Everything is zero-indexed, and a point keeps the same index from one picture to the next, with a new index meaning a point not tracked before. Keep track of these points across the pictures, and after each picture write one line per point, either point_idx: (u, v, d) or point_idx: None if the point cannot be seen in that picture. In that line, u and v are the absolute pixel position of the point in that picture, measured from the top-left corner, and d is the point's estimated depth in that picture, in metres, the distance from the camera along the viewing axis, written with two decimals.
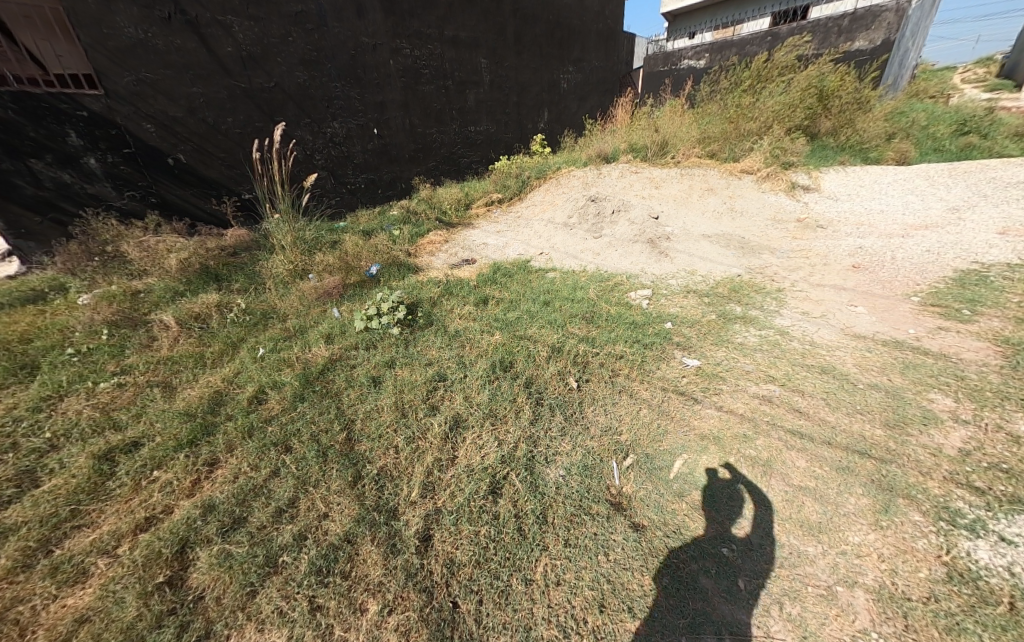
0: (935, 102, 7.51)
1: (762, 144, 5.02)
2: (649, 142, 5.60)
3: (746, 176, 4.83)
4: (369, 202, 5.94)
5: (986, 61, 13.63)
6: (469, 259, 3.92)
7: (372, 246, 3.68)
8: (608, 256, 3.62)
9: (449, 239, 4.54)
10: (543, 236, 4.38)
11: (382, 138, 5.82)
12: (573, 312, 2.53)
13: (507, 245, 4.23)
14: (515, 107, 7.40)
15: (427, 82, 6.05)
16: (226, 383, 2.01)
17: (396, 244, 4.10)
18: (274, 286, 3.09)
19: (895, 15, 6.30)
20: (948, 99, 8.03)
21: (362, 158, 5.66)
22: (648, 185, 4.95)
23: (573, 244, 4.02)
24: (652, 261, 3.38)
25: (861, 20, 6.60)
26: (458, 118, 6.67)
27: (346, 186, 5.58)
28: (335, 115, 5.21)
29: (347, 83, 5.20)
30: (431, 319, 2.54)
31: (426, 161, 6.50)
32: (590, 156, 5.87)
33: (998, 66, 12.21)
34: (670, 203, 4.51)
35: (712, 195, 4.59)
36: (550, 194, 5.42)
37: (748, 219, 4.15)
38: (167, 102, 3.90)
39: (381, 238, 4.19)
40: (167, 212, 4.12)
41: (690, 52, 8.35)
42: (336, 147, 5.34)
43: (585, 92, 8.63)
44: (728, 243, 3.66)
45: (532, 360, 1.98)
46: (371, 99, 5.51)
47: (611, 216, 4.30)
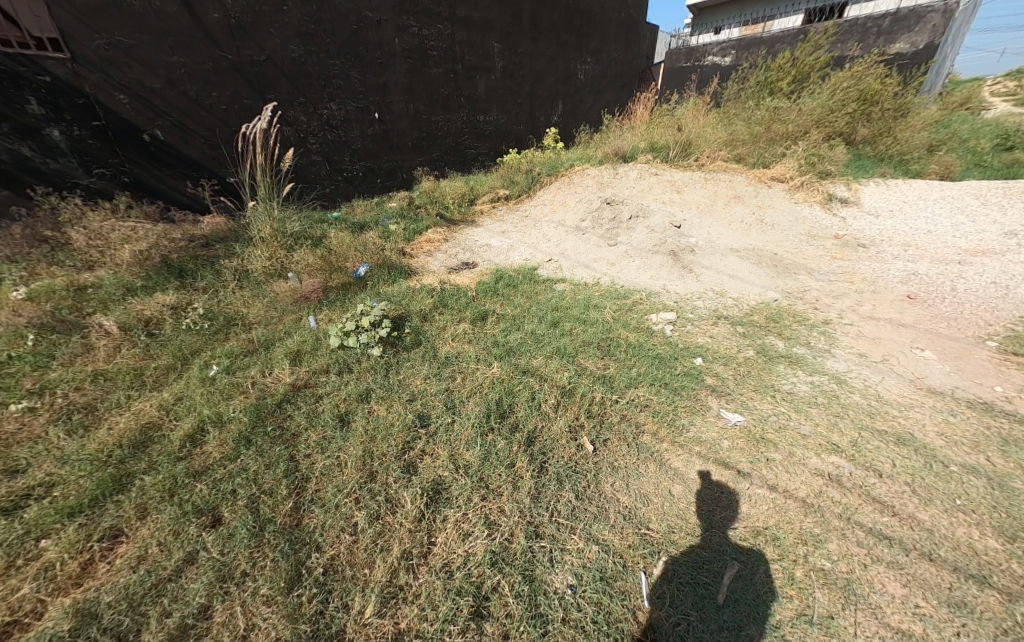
0: (975, 114, 7.04)
1: (795, 150, 4.60)
2: (671, 142, 5.17)
3: (776, 185, 4.43)
4: (366, 192, 5.54)
5: (1017, 74, 13.07)
6: (469, 262, 3.55)
7: (361, 245, 3.30)
8: (623, 268, 3.25)
9: (448, 238, 4.15)
10: (552, 240, 4.00)
11: (383, 124, 5.41)
12: (586, 340, 2.15)
13: (513, 249, 3.86)
14: (528, 97, 6.96)
15: (435, 64, 5.62)
16: (162, 414, 1.65)
17: (389, 241, 3.71)
18: (245, 287, 2.72)
19: (942, 16, 5.83)
20: (987, 111, 7.53)
21: (361, 144, 5.26)
22: (668, 189, 4.56)
23: (585, 251, 3.65)
24: (674, 278, 2.99)
25: (905, 20, 6.13)
26: (466, 106, 6.24)
27: (342, 174, 5.18)
28: (333, 96, 4.80)
29: (348, 61, 4.79)
30: (419, 338, 2.17)
31: (430, 151, 6.08)
32: (606, 154, 5.45)
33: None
34: (692, 211, 4.12)
35: (738, 205, 4.21)
36: (561, 193, 5.02)
37: (780, 233, 3.77)
38: (144, 71, 3.52)
39: (373, 234, 3.81)
40: (141, 193, 3.74)
41: (715, 48, 7.88)
42: (333, 132, 4.94)
43: (603, 85, 8.14)
44: (759, 260, 3.27)
45: (537, 406, 1.61)
46: (373, 80, 5.10)
47: (628, 222, 3.92)
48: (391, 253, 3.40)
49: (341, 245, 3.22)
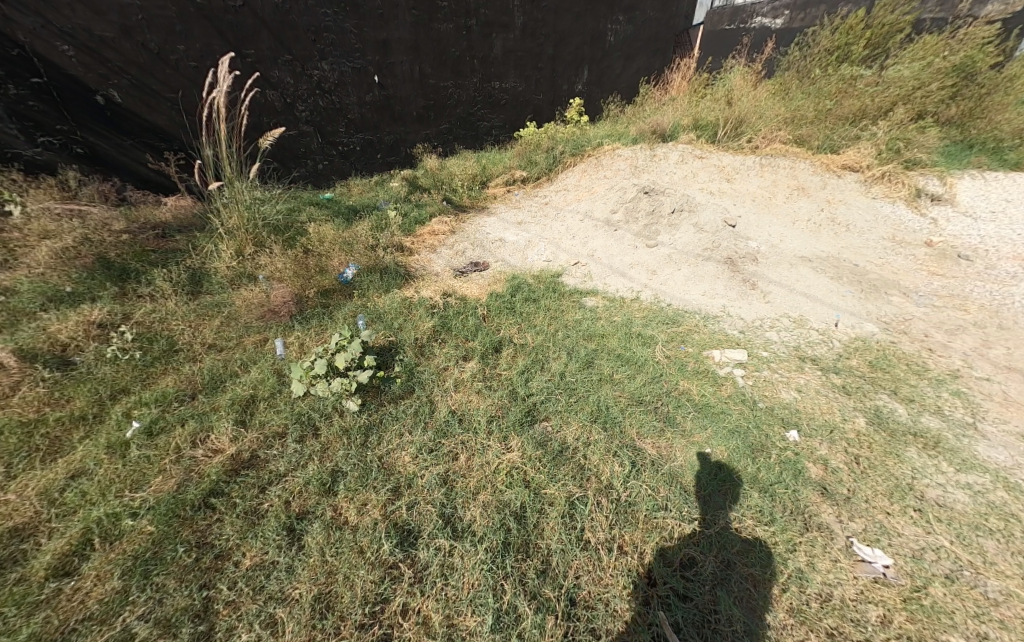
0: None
1: (874, 132, 3.93)
2: (720, 118, 4.45)
3: (848, 174, 3.81)
4: (364, 169, 4.91)
5: None
6: (479, 263, 2.99)
7: (350, 242, 2.74)
8: (669, 278, 2.67)
9: (456, 229, 3.56)
10: (579, 236, 3.40)
11: (384, 90, 4.71)
12: (633, 398, 1.60)
13: (532, 246, 3.27)
14: (550, 61, 6.11)
15: (444, 18, 4.83)
16: (39, 510, 1.14)
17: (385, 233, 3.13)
18: (202, 295, 2.19)
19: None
20: None
21: (357, 113, 4.59)
22: (716, 177, 3.91)
23: (620, 252, 3.06)
24: (735, 296, 2.41)
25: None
26: (480, 69, 5.46)
27: (336, 148, 4.55)
28: (324, 54, 4.10)
29: (343, 11, 4.06)
30: (411, 382, 1.64)
31: (438, 122, 5.37)
32: (642, 130, 4.74)
33: None
34: (748, 205, 3.48)
35: (804, 198, 3.60)
36: (588, 176, 4.35)
37: (858, 236, 3.17)
38: (90, 15, 2.88)
39: (366, 225, 3.22)
40: (98, 167, 3.16)
41: (765, 7, 6.87)
42: (325, 97, 4.27)
43: (635, 49, 7.18)
44: (838, 273, 2.68)
45: (578, 537, 1.10)
46: (372, 36, 4.37)
47: (671, 216, 3.29)
48: (387, 251, 2.84)
49: (324, 244, 2.66)
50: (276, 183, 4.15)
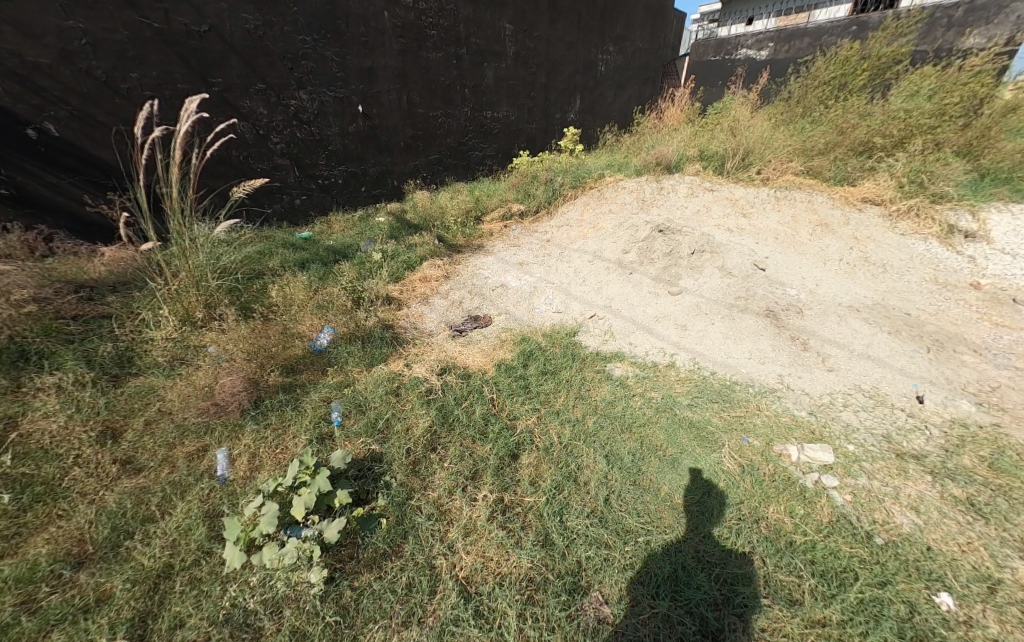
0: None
1: (891, 164, 3.78)
2: (727, 149, 4.25)
3: (869, 208, 3.64)
4: (346, 203, 4.50)
5: None
6: (479, 317, 2.57)
7: (326, 303, 2.31)
8: (703, 334, 2.30)
9: (451, 273, 3.14)
10: (589, 281, 3.02)
11: (369, 119, 4.37)
12: (709, 550, 1.17)
13: (539, 293, 2.88)
14: (543, 90, 5.92)
15: (433, 46, 4.60)
16: None
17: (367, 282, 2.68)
18: (128, 383, 1.69)
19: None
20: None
21: (340, 145, 4.22)
22: (730, 212, 3.64)
23: (640, 301, 2.69)
24: (787, 361, 2.04)
25: (983, 9, 5.37)
26: (471, 98, 5.20)
27: (315, 182, 4.14)
28: (303, 83, 3.76)
29: (323, 38, 3.76)
30: (401, 527, 1.17)
31: (427, 152, 5.04)
32: (646, 162, 4.48)
33: None
34: (771, 244, 3.19)
35: (829, 235, 3.35)
36: (592, 210, 4.03)
37: (897, 278, 2.90)
38: (21, 38, 2.46)
39: (346, 274, 2.78)
40: (25, 211, 2.66)
41: (749, 39, 6.97)
42: (303, 128, 3.89)
43: (625, 78, 7.10)
44: (893, 326, 2.35)
45: None
46: (355, 63, 4.07)
47: (692, 257, 2.94)
48: (369, 311, 2.40)
49: (292, 308, 2.23)
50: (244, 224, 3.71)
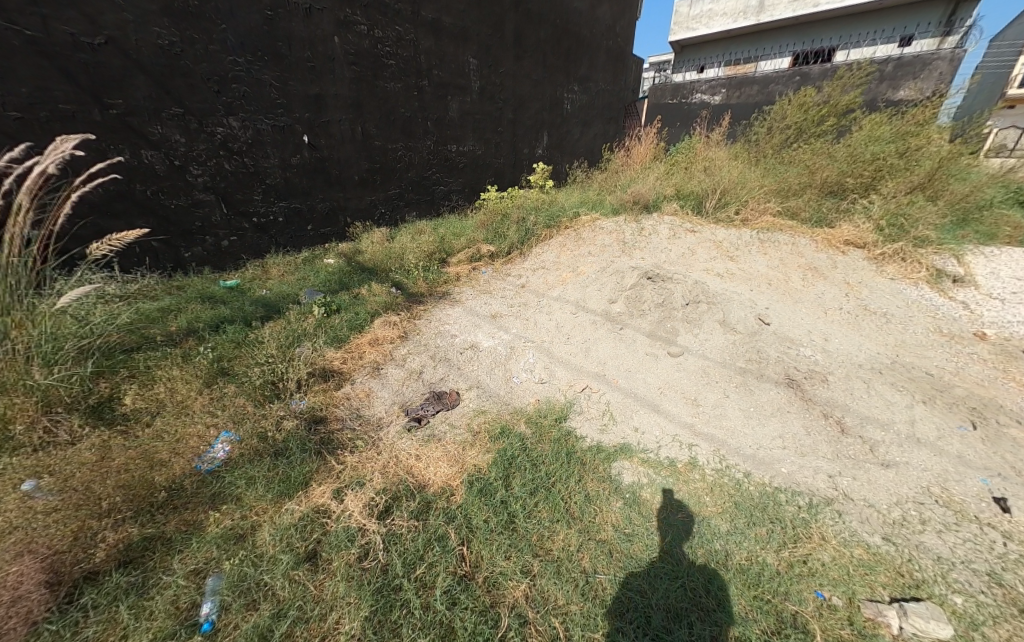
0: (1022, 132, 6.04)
1: (868, 207, 3.72)
2: (704, 189, 4.10)
3: (853, 251, 3.51)
4: (288, 243, 3.90)
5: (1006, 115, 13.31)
6: (443, 395, 2.04)
7: (228, 397, 1.72)
8: (721, 414, 1.88)
9: (409, 331, 2.60)
10: (574, 338, 2.58)
11: (316, 151, 3.87)
12: None
13: (517, 357, 2.40)
14: (510, 125, 5.70)
15: (391, 76, 4.24)
16: None
17: (292, 355, 2.09)
18: None
19: (948, 64, 5.86)
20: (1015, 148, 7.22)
21: (280, 178, 3.66)
22: (716, 255, 3.38)
23: (637, 366, 2.26)
24: (829, 452, 1.65)
25: (909, 66, 6.10)
26: (435, 131, 4.85)
27: (248, 220, 3.54)
28: (233, 108, 3.23)
29: (259, 60, 3.29)
30: None
31: (385, 187, 4.57)
32: (623, 201, 4.23)
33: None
34: (767, 292, 2.92)
35: (821, 281, 3.15)
36: (569, 252, 3.66)
37: (903, 330, 2.67)
38: None
39: (268, 344, 2.17)
40: None
41: (704, 85, 7.32)
42: (233, 159, 3.32)
43: (590, 117, 7.09)
44: (924, 392, 2.05)
45: None
46: (299, 90, 3.60)
47: (688, 309, 2.57)
48: (292, 401, 1.81)
49: (169, 412, 1.61)
50: (142, 275, 2.99)
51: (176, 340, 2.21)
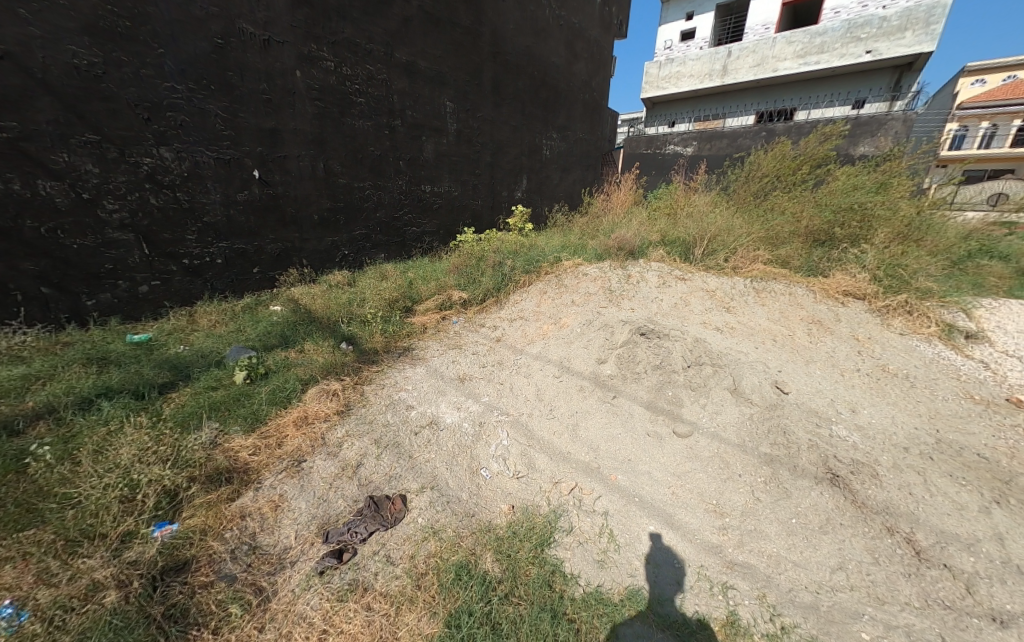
0: (980, 185, 6.28)
1: (861, 256, 3.53)
2: (691, 236, 3.89)
3: (853, 302, 3.25)
4: (228, 288, 3.37)
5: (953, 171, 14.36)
6: (386, 503, 1.53)
7: (42, 537, 1.22)
8: (758, 530, 1.43)
9: (352, 403, 2.08)
10: (558, 409, 2.11)
11: (268, 187, 3.44)
12: None
13: (488, 438, 1.89)
14: (488, 167, 5.52)
15: (361, 114, 3.96)
16: None
17: (172, 453, 1.54)
18: None
19: (903, 124, 6.13)
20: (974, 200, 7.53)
21: (221, 216, 3.19)
22: (712, 306, 3.07)
23: (638, 450, 1.80)
24: (916, 597, 1.22)
25: (867, 125, 6.39)
26: (407, 171, 4.55)
27: (178, 262, 3.02)
28: (166, 138, 2.80)
29: (203, 88, 2.91)
30: None
31: (349, 227, 4.16)
32: (607, 246, 3.96)
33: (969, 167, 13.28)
34: (775, 351, 2.56)
35: (828, 335, 2.84)
36: (551, 301, 3.27)
37: (931, 396, 2.34)
38: None
39: (146, 432, 1.63)
40: None
41: (676, 138, 7.53)
42: (161, 193, 2.86)
43: (569, 163, 7.07)
44: (991, 487, 1.65)
45: None
46: (252, 123, 3.23)
47: (690, 373, 2.16)
48: (148, 535, 1.28)
49: None
50: (18, 330, 2.40)
51: (20, 430, 1.68)
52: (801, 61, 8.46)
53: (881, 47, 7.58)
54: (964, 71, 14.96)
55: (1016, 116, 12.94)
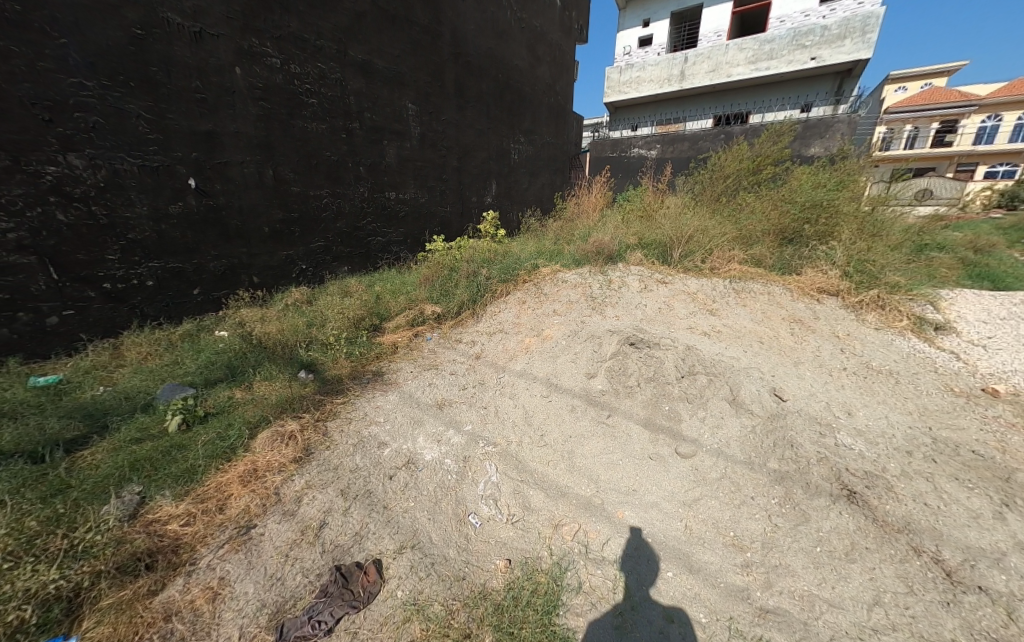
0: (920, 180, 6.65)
1: (831, 253, 3.58)
2: (668, 238, 3.83)
3: (828, 299, 3.27)
4: (163, 314, 2.95)
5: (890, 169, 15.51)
6: (358, 573, 1.28)
7: None
8: (785, 566, 1.30)
9: (313, 445, 1.79)
10: (550, 435, 1.91)
11: (208, 198, 3.05)
12: None
13: (474, 476, 1.66)
14: (454, 172, 5.28)
15: (313, 116, 3.62)
16: None
17: (72, 544, 1.24)
18: None
19: (848, 126, 6.39)
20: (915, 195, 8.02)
21: (150, 232, 2.78)
22: (695, 309, 2.99)
23: (642, 479, 1.65)
24: (961, 632, 1.11)
25: (816, 128, 6.64)
26: (368, 177, 4.24)
27: (97, 287, 2.59)
28: (75, 143, 2.39)
29: (120, 86, 2.52)
30: None
31: (305, 240, 3.79)
32: (585, 252, 3.83)
33: (903, 165, 14.36)
34: (764, 355, 2.49)
35: (811, 334, 2.82)
36: (531, 311, 3.09)
37: (918, 391, 2.31)
38: None
39: (36, 514, 1.29)
40: None
41: (640, 141, 7.61)
42: (72, 208, 2.44)
43: (537, 167, 6.96)
44: (998, 488, 1.58)
45: None
46: (183, 125, 2.84)
47: (685, 385, 2.02)
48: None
49: None
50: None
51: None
52: (753, 66, 8.82)
53: (824, 53, 8.02)
54: (889, 79, 16.33)
55: (935, 120, 14.24)
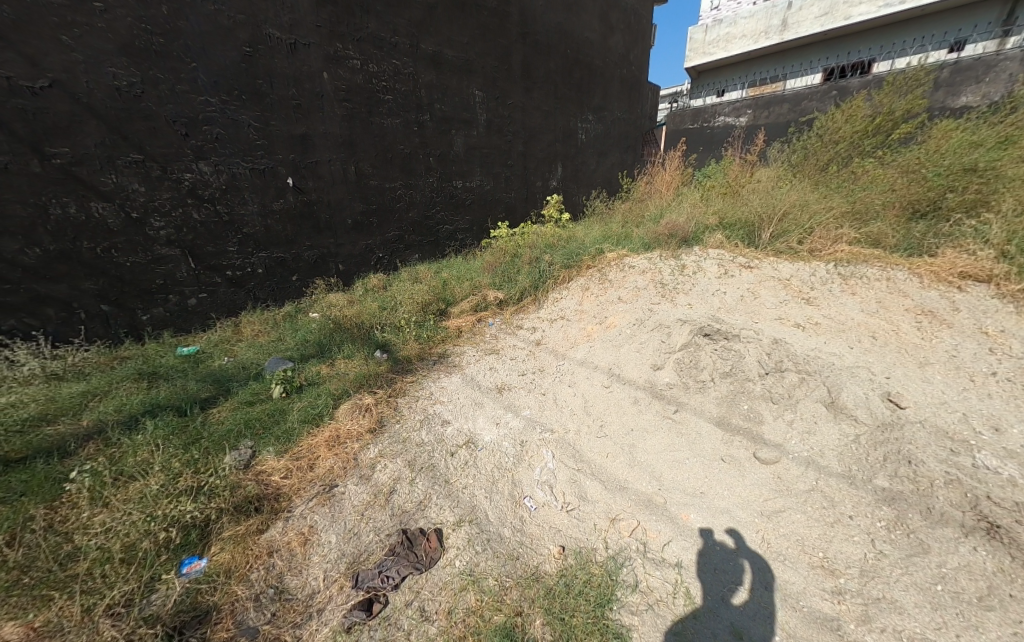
0: None
1: (985, 228, 2.76)
2: (756, 216, 3.40)
3: (973, 287, 2.59)
4: (270, 297, 3.41)
5: None
6: (421, 539, 1.38)
7: (82, 569, 1.22)
8: (890, 600, 1.11)
9: (384, 419, 1.94)
10: (609, 426, 1.85)
11: (303, 194, 3.42)
12: None
13: (531, 461, 1.68)
14: (520, 157, 5.25)
15: (389, 112, 3.84)
16: None
17: (203, 483, 1.51)
18: None
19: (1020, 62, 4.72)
20: None
21: (259, 227, 3.22)
22: (787, 298, 2.62)
23: (711, 482, 1.52)
24: None
25: (968, 70, 4.99)
26: (439, 167, 4.40)
27: (221, 274, 3.08)
28: (204, 152, 2.83)
29: (235, 99, 2.91)
30: None
31: (382, 229, 4.08)
32: (656, 235, 3.57)
33: None
34: (876, 353, 2.10)
35: (945, 330, 2.30)
36: (594, 298, 2.99)
37: None
38: None
39: (180, 457, 1.60)
40: None
41: (726, 108, 6.81)
42: (203, 208, 2.91)
43: (606, 146, 6.62)
44: None
45: None
46: (283, 130, 3.20)
47: (770, 383, 1.80)
48: (173, 575, 1.25)
49: None
50: (79, 348, 2.54)
51: (71, 452, 1.68)
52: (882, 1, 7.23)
53: None
54: None
55: None
